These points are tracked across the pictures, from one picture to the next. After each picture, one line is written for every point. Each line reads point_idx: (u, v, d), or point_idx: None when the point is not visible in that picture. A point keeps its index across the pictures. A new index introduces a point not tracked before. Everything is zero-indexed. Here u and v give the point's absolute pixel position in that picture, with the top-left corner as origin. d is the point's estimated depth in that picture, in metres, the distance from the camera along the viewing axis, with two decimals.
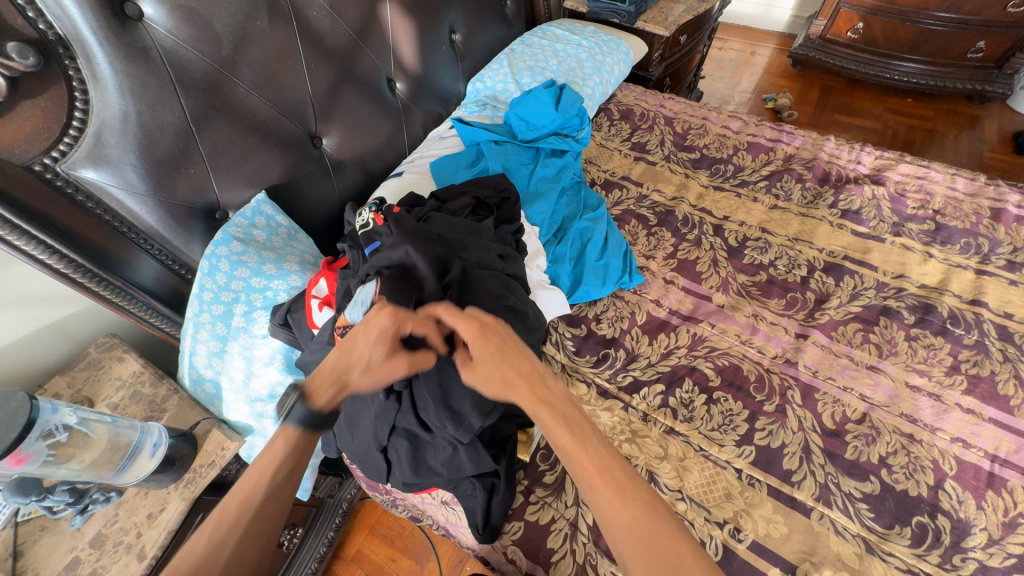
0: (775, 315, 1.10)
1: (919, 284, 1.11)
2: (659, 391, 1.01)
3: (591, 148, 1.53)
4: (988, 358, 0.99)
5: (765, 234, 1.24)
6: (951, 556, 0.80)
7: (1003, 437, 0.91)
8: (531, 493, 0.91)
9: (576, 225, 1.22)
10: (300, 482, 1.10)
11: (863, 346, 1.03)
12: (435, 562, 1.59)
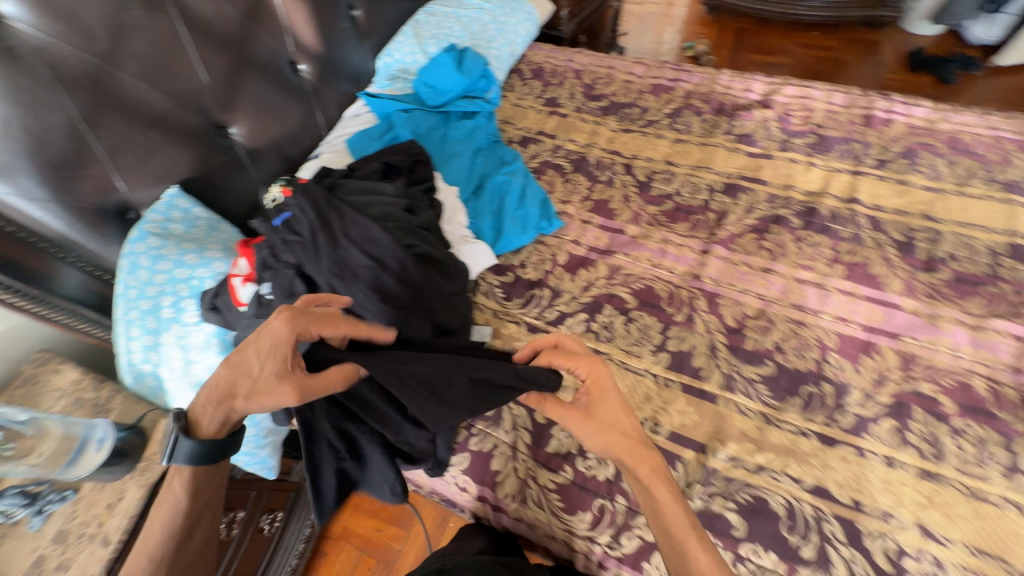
0: (681, 237, 1.20)
1: (804, 192, 1.23)
2: (582, 319, 1.10)
3: (506, 109, 1.58)
4: (863, 246, 1.11)
5: (669, 167, 1.34)
6: (834, 414, 0.92)
7: (875, 309, 1.03)
8: (472, 427, 0.98)
9: (493, 181, 1.27)
10: (262, 461, 1.10)
11: (758, 252, 1.14)
12: (420, 524, 1.66)
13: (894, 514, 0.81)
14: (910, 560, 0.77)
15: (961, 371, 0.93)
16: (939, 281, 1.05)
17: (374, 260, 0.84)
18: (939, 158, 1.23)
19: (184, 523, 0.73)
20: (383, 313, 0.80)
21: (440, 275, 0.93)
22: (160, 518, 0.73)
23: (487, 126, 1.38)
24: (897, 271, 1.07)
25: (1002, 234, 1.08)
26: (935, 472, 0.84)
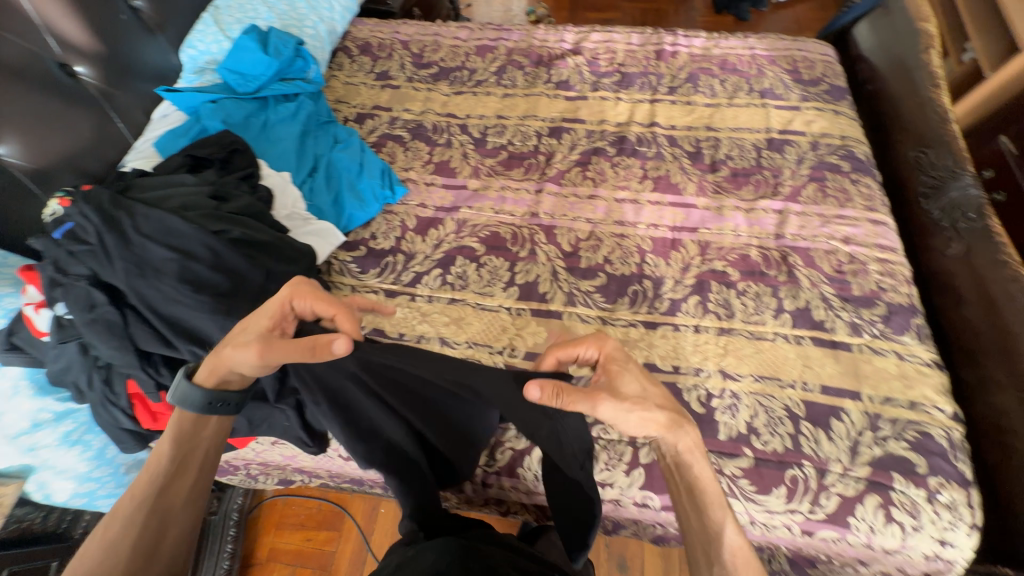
0: (517, 182, 1.29)
1: (616, 124, 1.39)
2: (437, 274, 1.15)
3: (337, 88, 1.54)
4: (664, 161, 1.29)
5: (500, 120, 1.42)
6: (654, 303, 1.08)
7: (677, 211, 1.22)
8: None
9: (328, 160, 1.27)
10: None
11: (583, 182, 1.28)
12: (350, 520, 1.60)
13: (703, 368, 0.99)
14: (716, 399, 0.96)
15: (741, 246, 1.15)
16: (722, 179, 1.26)
17: (180, 249, 0.80)
18: (714, 79, 1.45)
19: (173, 482, 0.63)
20: (201, 302, 0.78)
21: (270, 257, 0.89)
22: (142, 480, 0.62)
23: (314, 107, 1.35)
24: (691, 177, 1.26)
25: (763, 132, 1.33)
26: (728, 328, 1.04)
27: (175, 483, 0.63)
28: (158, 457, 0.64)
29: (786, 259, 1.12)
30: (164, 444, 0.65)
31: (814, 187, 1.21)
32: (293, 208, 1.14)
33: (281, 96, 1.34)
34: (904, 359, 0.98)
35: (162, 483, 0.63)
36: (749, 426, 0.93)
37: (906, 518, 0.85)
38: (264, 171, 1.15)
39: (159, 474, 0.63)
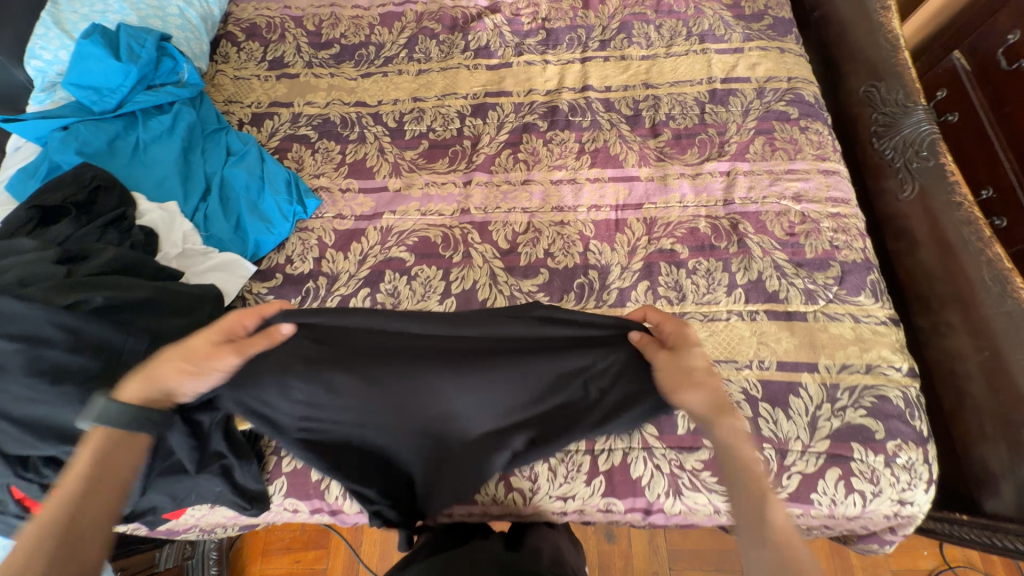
0: (442, 175, 1.16)
1: (545, 92, 1.24)
2: (365, 295, 1.04)
3: (226, 86, 1.33)
4: (601, 131, 1.17)
5: (417, 103, 1.26)
6: (602, 296, 1.01)
7: (620, 188, 1.11)
8: (280, 449, 0.92)
9: (221, 178, 1.11)
10: None
11: (515, 167, 1.15)
12: (337, 535, 1.56)
13: None
14: None
15: (688, 219, 1.06)
16: (664, 144, 1.14)
17: (26, 335, 0.67)
18: (648, 25, 1.30)
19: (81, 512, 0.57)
20: (67, 393, 0.67)
21: (156, 315, 0.78)
22: (48, 511, 0.55)
23: (195, 117, 1.16)
24: (631, 145, 1.15)
25: (704, 84, 1.20)
26: (680, 313, 0.97)
27: (83, 512, 0.57)
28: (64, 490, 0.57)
29: (736, 228, 1.04)
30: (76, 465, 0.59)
31: (762, 141, 1.12)
32: (186, 244, 1.00)
33: (152, 108, 1.14)
34: (860, 321, 0.94)
35: (69, 513, 0.56)
36: None
37: (866, 485, 0.84)
38: (141, 206, 0.99)
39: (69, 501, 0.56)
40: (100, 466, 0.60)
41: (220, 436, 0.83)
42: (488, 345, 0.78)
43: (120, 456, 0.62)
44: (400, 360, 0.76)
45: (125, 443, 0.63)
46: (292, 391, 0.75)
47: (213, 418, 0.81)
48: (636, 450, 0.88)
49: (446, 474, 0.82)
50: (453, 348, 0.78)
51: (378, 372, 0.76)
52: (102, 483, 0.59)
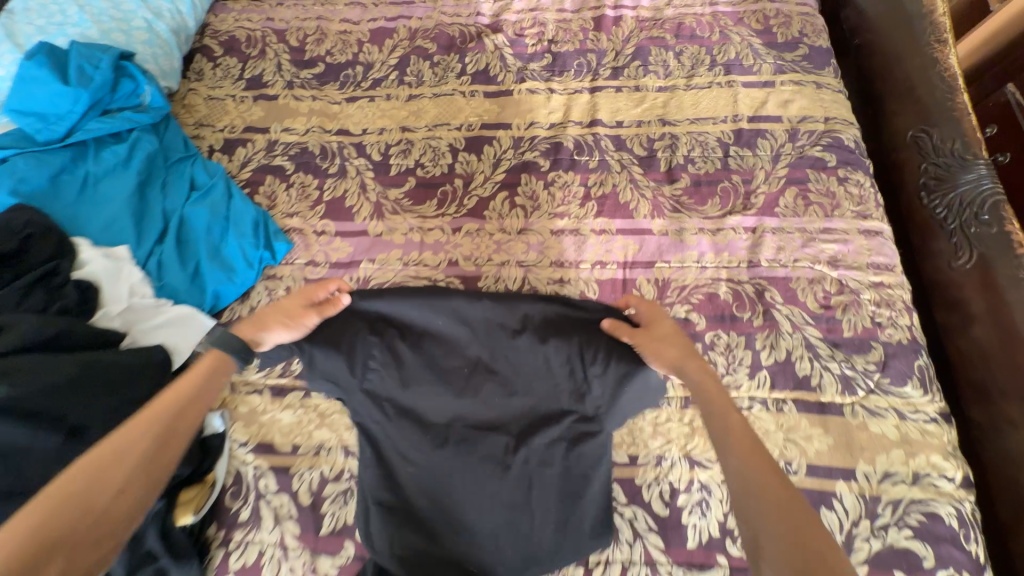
0: (428, 219, 1.04)
1: (548, 126, 1.11)
2: None
3: (198, 107, 1.21)
4: (609, 174, 1.04)
5: (405, 134, 1.13)
6: None
7: (629, 242, 0.98)
8: (230, 542, 0.80)
9: (181, 217, 0.99)
10: None
11: (511, 212, 1.02)
12: None
13: (666, 455, 0.81)
14: (683, 496, 0.78)
15: (707, 282, 0.93)
16: (680, 192, 1.01)
17: None
18: (667, 51, 1.15)
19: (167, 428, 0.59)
20: None
21: (77, 398, 0.70)
22: (163, 404, 0.60)
23: (157, 145, 1.05)
24: (643, 192, 1.01)
25: (729, 122, 1.06)
26: None
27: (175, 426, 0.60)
28: (137, 432, 0.57)
29: (761, 296, 0.90)
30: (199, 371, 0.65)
31: (793, 193, 0.98)
32: (133, 298, 0.88)
33: (107, 135, 1.02)
34: (906, 417, 0.80)
35: (161, 425, 0.59)
36: (723, 526, 0.76)
37: None
38: (83, 254, 0.87)
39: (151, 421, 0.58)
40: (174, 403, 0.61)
41: (154, 534, 0.72)
42: (580, 519, 0.74)
43: (199, 398, 0.63)
44: (487, 432, 0.76)
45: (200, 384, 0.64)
46: (433, 375, 0.76)
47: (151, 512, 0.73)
48: (639, 564, 0.75)
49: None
50: (546, 461, 0.74)
51: (449, 436, 0.75)
52: (175, 433, 0.60)
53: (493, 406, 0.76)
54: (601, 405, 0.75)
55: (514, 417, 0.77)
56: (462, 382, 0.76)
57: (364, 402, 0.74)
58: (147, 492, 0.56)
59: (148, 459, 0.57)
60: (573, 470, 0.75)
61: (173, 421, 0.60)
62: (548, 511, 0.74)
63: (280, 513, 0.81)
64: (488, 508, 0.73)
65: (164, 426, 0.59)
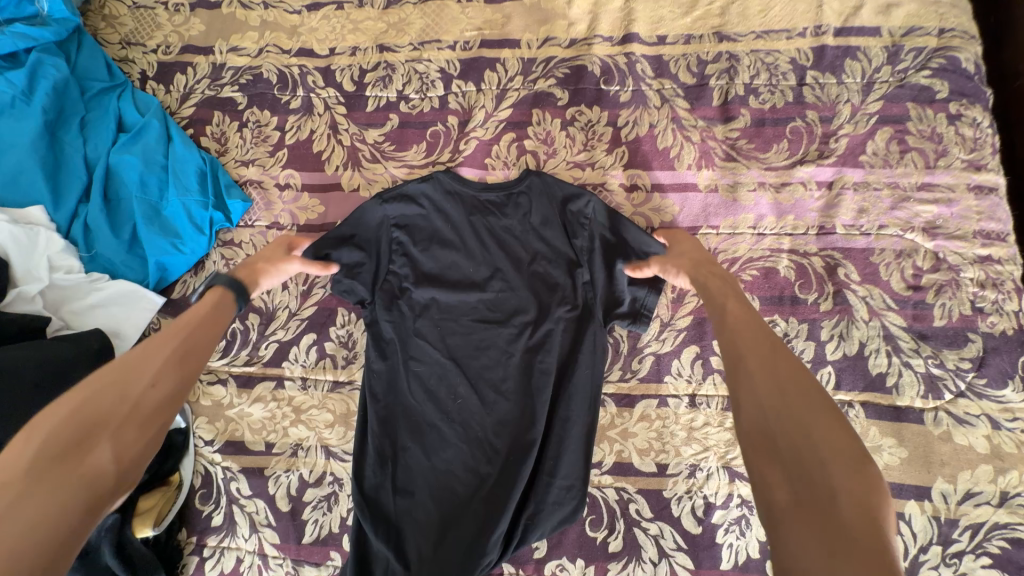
0: (416, 169, 0.83)
1: (568, 42, 0.85)
2: (310, 344, 0.78)
3: (123, 19, 0.95)
4: (646, 109, 0.80)
5: (383, 55, 0.88)
6: (629, 364, 0.74)
7: (667, 201, 0.78)
8: (203, 547, 0.72)
9: (107, 167, 0.79)
10: None
11: (519, 162, 0.81)
12: None
13: (700, 464, 0.69)
14: (718, 512, 0.67)
15: (764, 254, 0.74)
16: (738, 134, 0.78)
17: None
18: None
19: (173, 364, 0.52)
20: None
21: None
22: (174, 339, 0.55)
23: (67, 70, 0.81)
24: (689, 134, 0.79)
25: (809, 36, 0.80)
26: None
27: (177, 362, 0.53)
28: (157, 345, 0.53)
29: (833, 272, 0.72)
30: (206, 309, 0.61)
31: (887, 136, 0.75)
32: (55, 274, 0.72)
33: (0, 58, 0.79)
34: (1001, 427, 0.66)
35: (170, 357, 0.53)
36: (763, 547, 0.66)
37: None
38: None
39: (164, 351, 0.53)
40: (178, 334, 0.55)
41: (109, 549, 0.63)
42: (572, 421, 0.71)
43: (203, 334, 0.57)
44: (490, 329, 0.75)
45: (206, 321, 0.59)
46: (435, 274, 0.78)
47: (101, 526, 0.63)
48: None
49: (424, 517, 0.69)
50: (546, 359, 0.73)
51: (452, 332, 0.76)
52: (195, 348, 0.55)
53: (496, 302, 0.76)
54: (594, 298, 0.73)
55: (517, 314, 0.75)
56: (466, 277, 0.77)
57: (380, 304, 0.77)
58: (177, 397, 0.51)
59: (170, 366, 0.52)
60: (566, 363, 0.73)
61: (192, 336, 0.56)
62: (543, 405, 0.71)
63: (257, 519, 0.72)
64: (487, 408, 0.72)
65: (183, 341, 0.55)
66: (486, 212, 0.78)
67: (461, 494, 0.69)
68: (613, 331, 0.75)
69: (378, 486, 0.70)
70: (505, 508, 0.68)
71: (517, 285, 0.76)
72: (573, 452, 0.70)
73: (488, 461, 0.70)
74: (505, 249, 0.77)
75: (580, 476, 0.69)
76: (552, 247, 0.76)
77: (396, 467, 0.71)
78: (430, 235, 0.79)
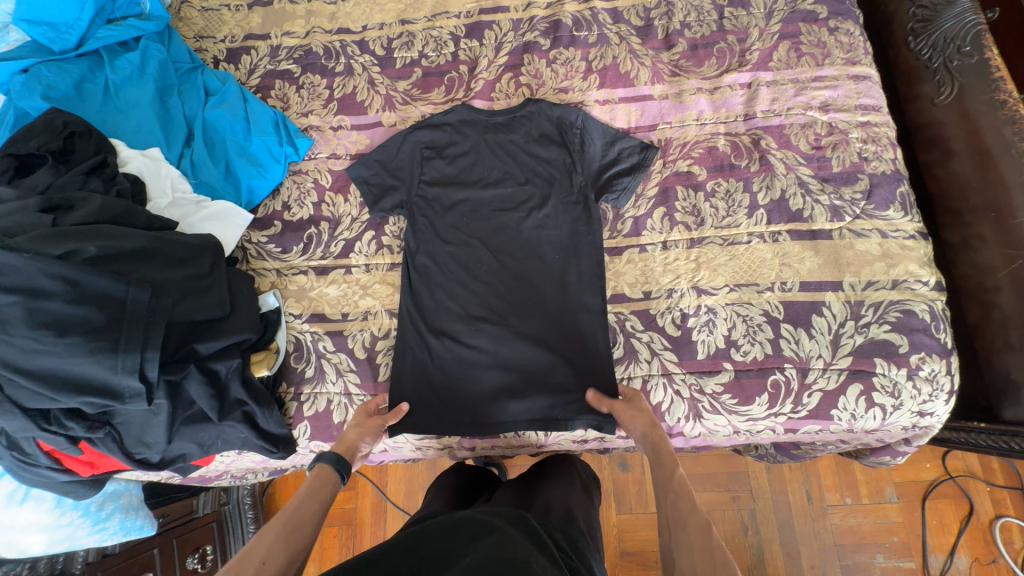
0: (438, 106, 1.08)
1: (545, 5, 1.12)
2: (370, 238, 1.00)
3: (195, 19, 1.21)
4: (609, 47, 1.07)
5: (405, 27, 1.14)
6: (615, 226, 0.97)
7: (632, 109, 1.03)
8: (301, 393, 0.92)
9: (203, 122, 1.03)
10: (135, 524, 0.98)
11: (517, 92, 1.07)
12: (374, 487, 1.39)
13: (675, 288, 0.91)
14: (692, 318, 0.89)
15: (707, 137, 0.99)
16: (679, 57, 1.05)
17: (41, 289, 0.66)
18: None
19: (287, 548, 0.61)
20: (76, 346, 0.66)
21: (153, 266, 0.78)
22: (285, 518, 0.65)
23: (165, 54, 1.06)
24: (643, 60, 1.05)
25: None
26: (699, 238, 0.93)
27: (295, 539, 0.63)
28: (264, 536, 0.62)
29: (758, 144, 0.97)
30: (308, 488, 0.70)
31: (787, 47, 1.02)
32: (176, 194, 0.95)
33: (117, 44, 1.04)
34: (888, 235, 0.90)
35: (284, 540, 0.62)
36: (728, 339, 0.88)
37: (887, 399, 0.84)
38: (123, 153, 0.93)
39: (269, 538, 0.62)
40: (288, 518, 0.65)
41: (238, 383, 0.83)
42: (571, 277, 0.93)
43: (311, 511, 0.67)
44: (505, 215, 0.98)
45: (318, 494, 0.70)
46: (460, 180, 1.02)
47: (230, 366, 0.83)
48: (656, 376, 0.88)
49: (464, 355, 0.91)
50: (550, 232, 0.96)
51: (475, 219, 0.99)
52: (298, 530, 0.64)
53: (507, 196, 1.00)
54: (585, 183, 0.98)
55: (523, 203, 0.99)
56: (484, 180, 1.01)
57: (422, 206, 1.00)
58: None
59: (276, 548, 0.61)
60: (563, 233, 0.96)
61: (297, 509, 0.66)
62: (553, 264, 0.94)
63: (341, 367, 0.93)
64: (507, 272, 0.95)
65: (288, 518, 0.65)
66: (496, 134, 1.03)
67: (495, 335, 0.91)
68: (601, 207, 0.98)
69: (427, 334, 0.92)
70: (529, 337, 0.90)
71: (523, 182, 1.00)
72: (576, 294, 0.93)
73: (512, 309, 0.93)
74: (512, 158, 1.02)
75: (593, 306, 0.91)
76: (549, 153, 1.01)
77: (442, 320, 0.93)
78: (456, 153, 1.03)
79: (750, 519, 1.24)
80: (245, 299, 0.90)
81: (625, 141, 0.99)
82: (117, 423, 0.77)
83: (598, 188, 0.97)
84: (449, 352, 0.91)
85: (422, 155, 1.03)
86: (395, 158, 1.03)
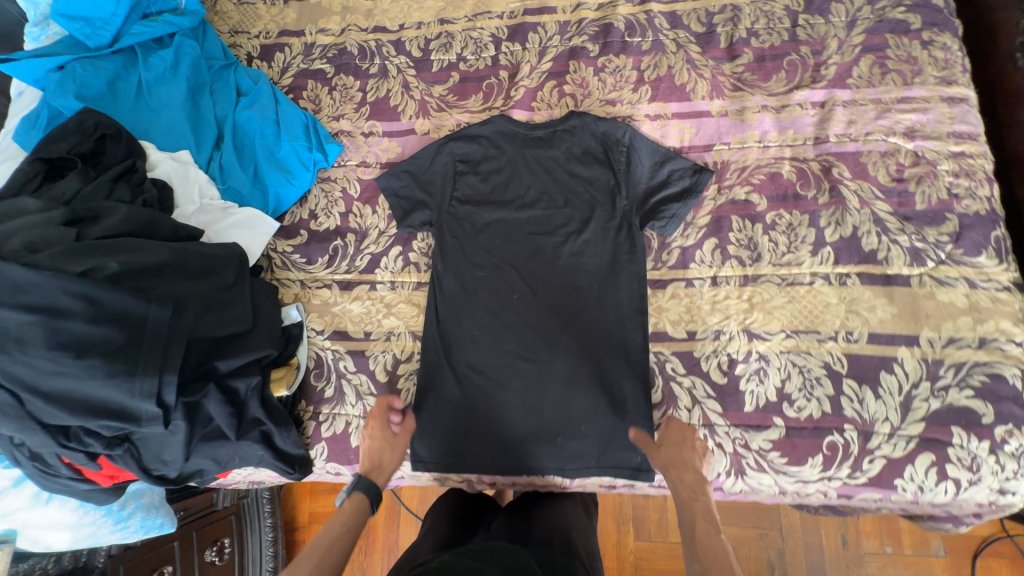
0: (475, 114, 1.01)
1: (596, 6, 1.03)
2: (397, 254, 0.96)
3: (230, 13, 1.18)
4: (665, 55, 0.97)
5: (444, 27, 1.07)
6: (660, 256, 0.89)
7: (685, 125, 0.94)
8: (319, 413, 0.89)
9: (234, 124, 1.00)
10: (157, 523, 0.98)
11: (560, 102, 0.99)
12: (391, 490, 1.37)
13: (723, 330, 0.83)
14: (740, 365, 0.81)
15: (770, 161, 0.89)
16: (742, 69, 0.94)
17: (62, 308, 0.64)
18: None
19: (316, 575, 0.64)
20: (94, 368, 0.64)
21: (175, 278, 0.75)
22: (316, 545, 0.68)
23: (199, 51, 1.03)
24: (702, 72, 0.95)
25: None
26: (754, 275, 0.85)
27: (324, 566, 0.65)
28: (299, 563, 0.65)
29: (829, 172, 0.87)
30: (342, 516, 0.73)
31: (869, 62, 0.90)
32: (204, 200, 0.92)
33: (152, 41, 1.01)
34: (977, 286, 0.79)
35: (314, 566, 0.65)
36: (780, 392, 0.79)
37: (962, 474, 0.73)
38: (152, 156, 0.90)
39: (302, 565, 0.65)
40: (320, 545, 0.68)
41: (256, 402, 0.81)
42: (609, 311, 0.86)
43: (342, 541, 0.70)
44: (540, 239, 0.92)
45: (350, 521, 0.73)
46: (495, 199, 0.95)
47: (249, 384, 0.80)
48: (697, 427, 0.81)
49: (492, 391, 0.85)
50: (588, 260, 0.89)
51: (508, 242, 0.93)
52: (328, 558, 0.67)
53: (544, 218, 0.93)
54: (629, 208, 0.90)
55: (561, 227, 0.92)
56: (520, 199, 0.95)
57: (453, 225, 0.94)
58: None
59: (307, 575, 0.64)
60: (603, 262, 0.89)
61: (327, 536, 0.69)
62: (590, 297, 0.87)
63: (361, 389, 0.90)
64: (540, 302, 0.89)
65: (319, 546, 0.68)
66: (536, 149, 0.96)
67: (523, 371, 0.85)
68: (646, 233, 0.90)
69: (452, 364, 0.88)
70: (559, 376, 0.84)
71: (562, 204, 0.93)
72: (613, 331, 0.86)
73: (544, 343, 0.86)
74: (551, 177, 0.94)
75: (629, 345, 0.84)
76: (591, 172, 0.93)
77: (467, 350, 0.88)
78: (492, 167, 0.97)
79: (778, 560, 1.15)
80: (267, 313, 0.87)
81: (676, 162, 0.90)
82: (136, 439, 0.75)
83: (644, 214, 0.89)
84: (474, 385, 0.86)
85: (455, 169, 0.97)
86: (426, 170, 0.97)
